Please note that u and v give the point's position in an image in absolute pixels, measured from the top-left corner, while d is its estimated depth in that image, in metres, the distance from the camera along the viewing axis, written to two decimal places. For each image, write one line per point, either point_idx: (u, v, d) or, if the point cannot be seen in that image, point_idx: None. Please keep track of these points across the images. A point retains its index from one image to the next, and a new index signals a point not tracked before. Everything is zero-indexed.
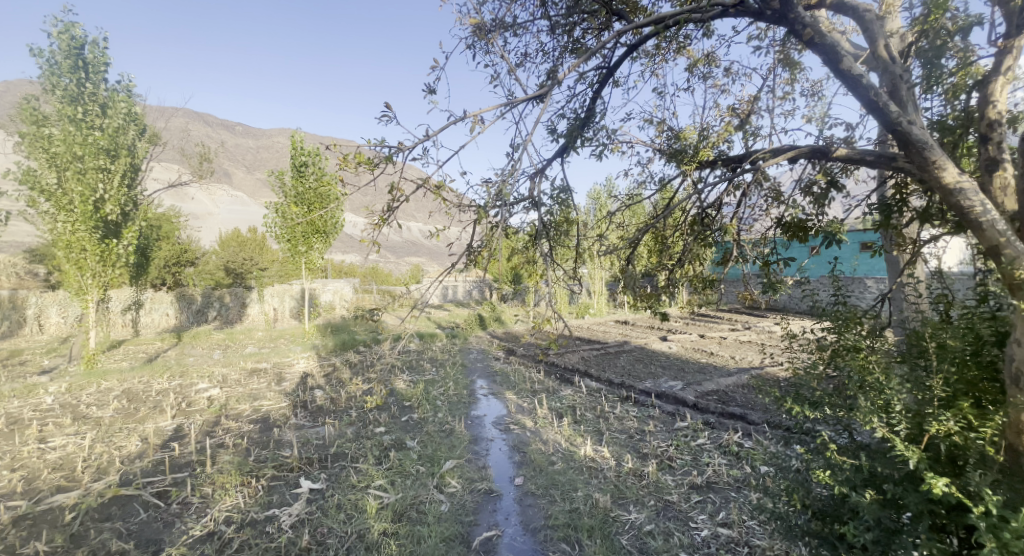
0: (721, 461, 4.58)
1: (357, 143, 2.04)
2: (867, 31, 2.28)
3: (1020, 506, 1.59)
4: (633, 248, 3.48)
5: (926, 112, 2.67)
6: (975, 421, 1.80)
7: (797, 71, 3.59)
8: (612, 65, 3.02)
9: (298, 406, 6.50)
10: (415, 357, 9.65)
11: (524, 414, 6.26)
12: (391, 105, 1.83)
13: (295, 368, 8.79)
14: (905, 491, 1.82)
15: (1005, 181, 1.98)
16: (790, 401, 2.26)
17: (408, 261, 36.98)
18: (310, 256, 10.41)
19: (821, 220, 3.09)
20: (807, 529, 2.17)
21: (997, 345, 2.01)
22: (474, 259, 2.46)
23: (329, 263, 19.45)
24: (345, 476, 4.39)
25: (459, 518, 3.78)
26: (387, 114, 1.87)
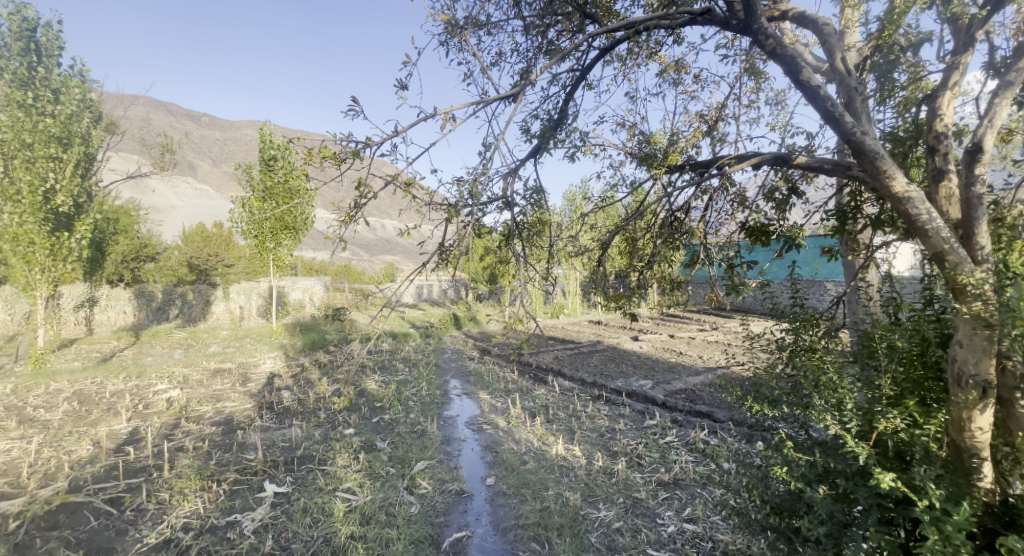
0: (688, 458, 4.68)
1: (323, 136, 1.99)
2: (826, 44, 2.36)
3: (961, 499, 1.68)
4: (604, 249, 3.53)
5: (880, 124, 2.79)
6: (919, 418, 1.91)
7: (762, 80, 3.70)
8: (585, 68, 3.04)
9: (264, 408, 6.33)
10: (387, 356, 9.52)
11: (497, 413, 6.26)
12: (359, 100, 1.77)
13: (261, 368, 8.55)
14: (856, 486, 1.90)
15: (950, 191, 2.08)
16: (750, 399, 2.33)
17: (381, 259, 36.44)
18: (278, 253, 10.12)
19: (782, 225, 3.20)
20: (766, 524, 2.25)
21: (941, 346, 2.13)
22: (446, 258, 2.42)
23: (299, 260, 19.00)
24: (312, 479, 4.30)
25: (429, 520, 3.76)
26: (353, 109, 1.82)
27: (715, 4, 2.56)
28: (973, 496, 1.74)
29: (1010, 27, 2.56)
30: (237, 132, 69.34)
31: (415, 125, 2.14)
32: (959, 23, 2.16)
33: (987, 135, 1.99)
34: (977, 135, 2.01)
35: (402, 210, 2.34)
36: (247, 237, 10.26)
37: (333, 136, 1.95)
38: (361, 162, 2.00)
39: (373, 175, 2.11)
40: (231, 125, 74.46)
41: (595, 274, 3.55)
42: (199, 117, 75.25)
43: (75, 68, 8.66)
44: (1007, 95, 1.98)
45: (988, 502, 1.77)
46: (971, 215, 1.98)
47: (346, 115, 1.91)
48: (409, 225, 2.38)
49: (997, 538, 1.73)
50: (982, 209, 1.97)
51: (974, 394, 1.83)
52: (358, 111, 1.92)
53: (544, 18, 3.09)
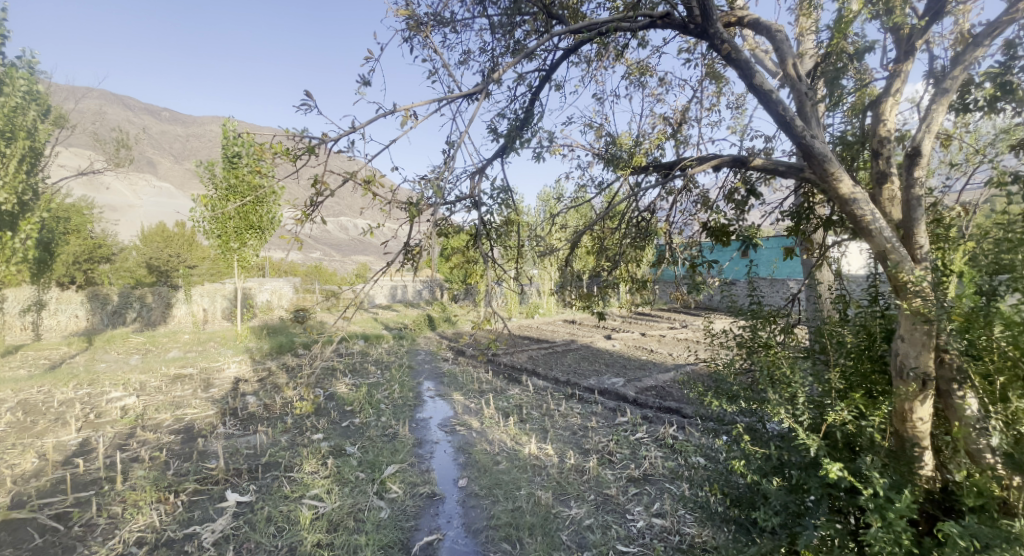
0: (657, 453, 4.77)
1: (275, 130, 1.92)
2: (778, 51, 2.45)
3: (904, 487, 1.76)
4: (573, 249, 3.56)
5: (831, 128, 2.90)
6: (865, 409, 1.98)
7: (722, 84, 3.80)
8: (550, 68, 3.04)
9: (227, 414, 6.11)
10: (358, 359, 9.35)
11: (470, 414, 6.23)
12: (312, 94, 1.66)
13: (225, 373, 8.26)
14: (808, 477, 1.97)
15: (893, 194, 2.18)
16: (710, 395, 2.39)
17: (352, 259, 35.79)
18: (243, 253, 9.78)
19: (741, 225, 3.30)
20: (726, 516, 2.31)
21: (886, 340, 2.23)
22: (411, 257, 2.36)
23: (266, 261, 18.48)
24: (277, 487, 4.18)
25: (399, 524, 3.71)
26: (305, 103, 1.73)
27: (674, 9, 2.62)
28: (914, 484, 1.83)
29: (948, 38, 2.70)
30: (200, 128, 66.76)
31: (374, 120, 2.05)
32: (900, 32, 2.27)
33: (925, 140, 2.09)
34: (917, 139, 2.11)
35: (364, 209, 2.29)
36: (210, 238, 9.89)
37: (287, 130, 1.88)
38: (316, 158, 1.93)
39: (331, 172, 2.05)
40: (193, 121, 71.71)
41: (564, 274, 3.58)
42: (158, 112, 72.20)
43: (21, 59, 8.20)
44: (942, 102, 2.09)
45: (929, 489, 1.87)
46: (910, 216, 2.08)
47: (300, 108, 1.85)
48: (371, 224, 2.32)
49: (938, 523, 1.83)
50: (921, 210, 2.07)
51: (915, 386, 1.91)
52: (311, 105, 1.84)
53: (509, 18, 3.08)
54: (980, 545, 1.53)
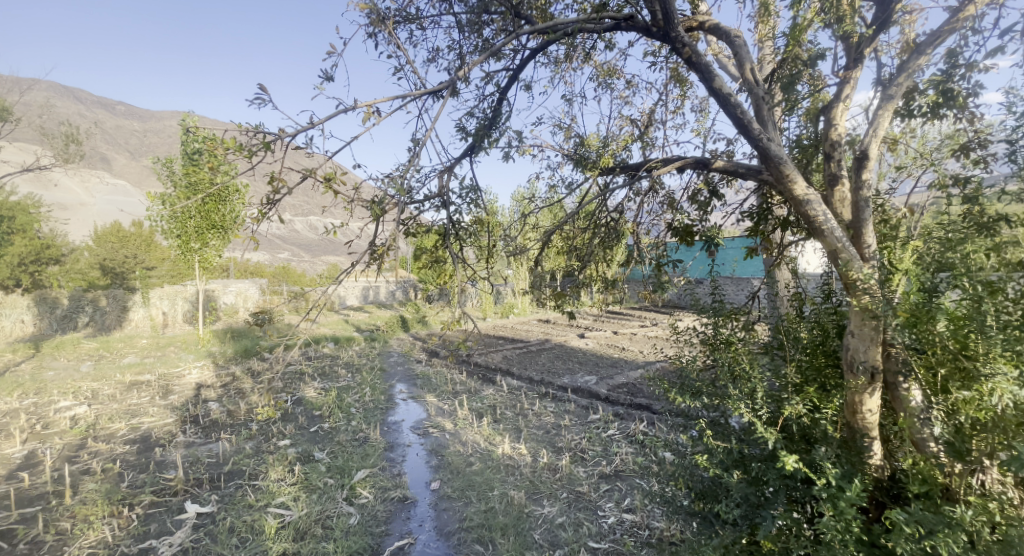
0: (628, 450, 4.84)
1: (225, 126, 1.84)
2: (737, 55, 2.52)
3: (855, 476, 1.84)
4: (543, 249, 3.57)
5: (787, 132, 2.99)
6: (819, 403, 2.06)
7: (687, 87, 3.88)
8: (518, 67, 3.03)
9: (188, 422, 5.88)
10: (328, 362, 9.14)
11: (443, 416, 6.18)
12: (265, 87, 1.57)
13: (186, 378, 7.94)
14: (767, 469, 2.03)
15: (843, 196, 2.27)
16: (675, 392, 2.43)
17: (322, 260, 34.99)
18: (205, 254, 9.37)
19: (704, 225, 3.38)
20: (690, 510, 2.35)
21: (837, 336, 2.34)
22: (377, 257, 2.29)
23: (231, 262, 17.86)
24: (241, 496, 4.04)
25: (369, 530, 3.64)
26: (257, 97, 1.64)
27: (637, 12, 2.67)
28: (863, 473, 1.92)
29: (895, 47, 2.83)
30: (159, 124, 64.04)
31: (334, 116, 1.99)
32: (850, 40, 2.37)
33: (872, 143, 2.18)
34: (865, 143, 2.21)
35: (327, 208, 2.22)
36: (168, 238, 9.44)
37: (240, 125, 1.81)
38: (270, 154, 1.85)
39: (288, 170, 1.98)
40: (150, 115, 68.65)
41: (533, 274, 3.58)
42: (112, 105, 68.81)
43: None
44: (888, 108, 2.19)
45: (878, 478, 1.96)
46: (859, 217, 2.18)
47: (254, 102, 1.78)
48: (335, 223, 2.26)
49: (885, 509, 1.92)
50: (868, 211, 2.17)
51: (864, 379, 1.99)
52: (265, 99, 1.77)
53: (475, 16, 3.05)
54: (925, 530, 1.62)
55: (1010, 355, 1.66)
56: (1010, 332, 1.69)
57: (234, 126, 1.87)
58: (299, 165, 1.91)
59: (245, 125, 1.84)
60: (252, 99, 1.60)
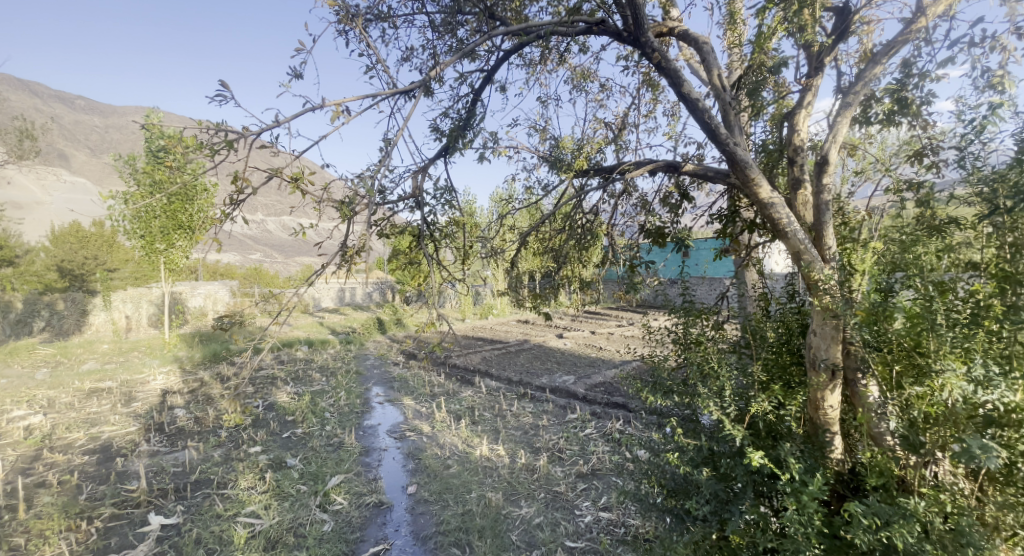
0: (605, 448, 4.89)
1: (186, 124, 1.79)
2: (706, 61, 2.57)
3: (817, 471, 1.90)
4: (519, 250, 3.58)
5: (754, 136, 3.08)
6: (784, 399, 2.13)
7: (659, 91, 3.94)
8: (492, 68, 3.03)
9: (152, 430, 5.67)
10: (302, 366, 8.94)
11: (420, 419, 6.12)
12: (228, 85, 1.54)
13: (150, 385, 7.65)
14: (734, 466, 2.09)
15: (806, 199, 2.35)
16: (647, 391, 2.46)
17: (297, 261, 34.27)
18: (170, 255, 9.03)
19: (675, 226, 3.45)
20: (662, 507, 2.40)
21: (801, 334, 2.41)
22: (348, 259, 2.25)
23: (200, 263, 17.33)
24: (208, 506, 3.92)
25: (343, 537, 3.58)
26: (219, 94, 1.60)
27: (608, 17, 2.71)
28: (825, 467, 1.98)
29: (853, 56, 2.93)
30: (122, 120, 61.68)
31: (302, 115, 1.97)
32: (812, 49, 2.45)
33: (832, 149, 2.26)
34: (825, 148, 2.29)
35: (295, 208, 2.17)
36: (132, 239, 9.06)
37: (199, 122, 1.75)
38: (233, 153, 1.80)
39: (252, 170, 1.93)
40: (113, 111, 65.96)
41: (510, 275, 3.58)
42: (72, 100, 65.88)
43: None
44: (846, 115, 2.27)
45: (838, 472, 2.03)
46: (820, 219, 2.25)
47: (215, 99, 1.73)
48: (303, 224, 2.21)
49: (845, 501, 1.99)
50: (828, 213, 2.25)
51: (825, 376, 2.06)
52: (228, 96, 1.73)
53: (449, 16, 3.04)
54: (881, 522, 1.68)
55: (959, 351, 1.74)
56: (959, 330, 1.77)
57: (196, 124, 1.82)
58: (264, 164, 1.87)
59: (206, 122, 1.79)
60: (214, 96, 1.56)
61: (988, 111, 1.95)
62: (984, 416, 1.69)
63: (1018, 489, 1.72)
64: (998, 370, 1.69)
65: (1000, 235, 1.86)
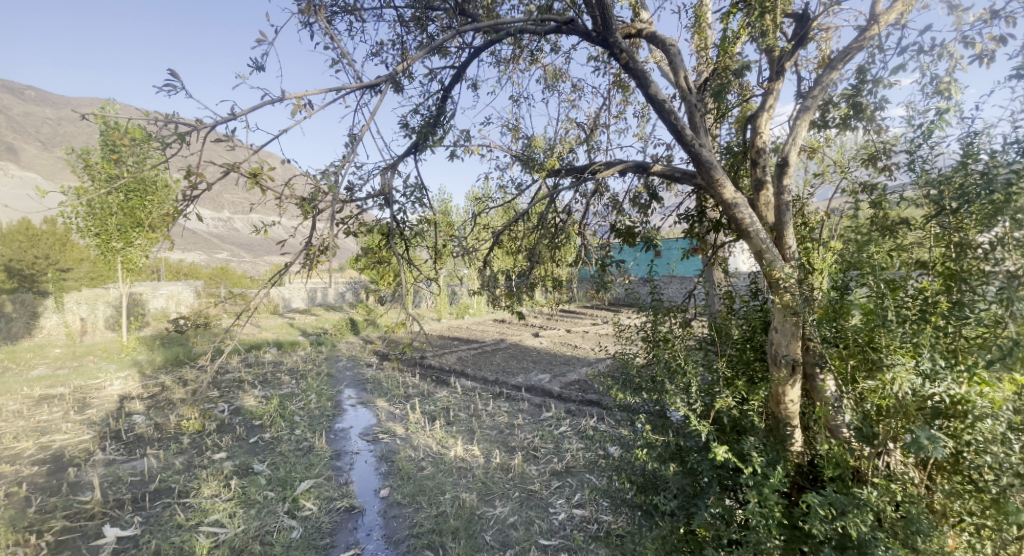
0: (579, 446, 4.93)
1: (136, 116, 1.71)
2: (672, 63, 2.62)
3: (778, 464, 1.96)
4: (492, 250, 3.57)
5: (720, 138, 3.15)
6: (747, 395, 2.19)
7: (629, 92, 3.99)
8: (462, 65, 3.00)
9: (108, 438, 5.43)
10: (271, 368, 8.71)
11: (394, 420, 6.05)
12: (176, 74, 1.48)
13: (107, 390, 7.32)
14: (700, 460, 2.13)
15: (768, 199, 2.42)
16: (616, 388, 2.49)
17: (266, 261, 33.33)
18: (128, 254, 8.64)
19: (645, 226, 3.50)
20: (631, 502, 2.43)
21: (763, 331, 2.49)
22: (312, 258, 2.20)
23: (162, 263, 16.68)
24: (168, 516, 3.78)
25: (312, 543, 3.50)
26: (168, 82, 1.52)
27: (578, 16, 2.71)
28: (785, 459, 2.05)
29: (813, 61, 3.03)
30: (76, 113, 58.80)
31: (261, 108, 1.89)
32: (773, 53, 2.51)
33: (791, 151, 2.34)
34: (785, 151, 2.36)
35: (254, 206, 2.10)
36: (86, 237, 8.64)
37: (148, 113, 1.67)
38: (186, 147, 1.73)
39: (207, 165, 1.86)
40: (65, 104, 62.71)
41: (483, 275, 3.57)
42: (21, 91, 62.26)
43: None
44: (805, 118, 2.35)
45: (798, 464, 2.10)
46: (781, 220, 2.33)
47: (165, 88, 1.65)
48: (264, 222, 2.14)
49: (804, 492, 2.06)
50: (789, 213, 2.32)
51: (785, 371, 2.13)
52: (179, 86, 1.66)
53: (418, 11, 3.00)
54: (836, 512, 1.75)
55: (909, 346, 1.81)
56: (909, 326, 1.85)
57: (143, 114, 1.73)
58: (220, 159, 1.80)
59: (155, 113, 1.70)
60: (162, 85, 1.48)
61: (936, 115, 2.04)
62: (932, 407, 1.77)
63: (963, 476, 1.82)
64: (944, 364, 1.77)
65: (947, 235, 1.95)
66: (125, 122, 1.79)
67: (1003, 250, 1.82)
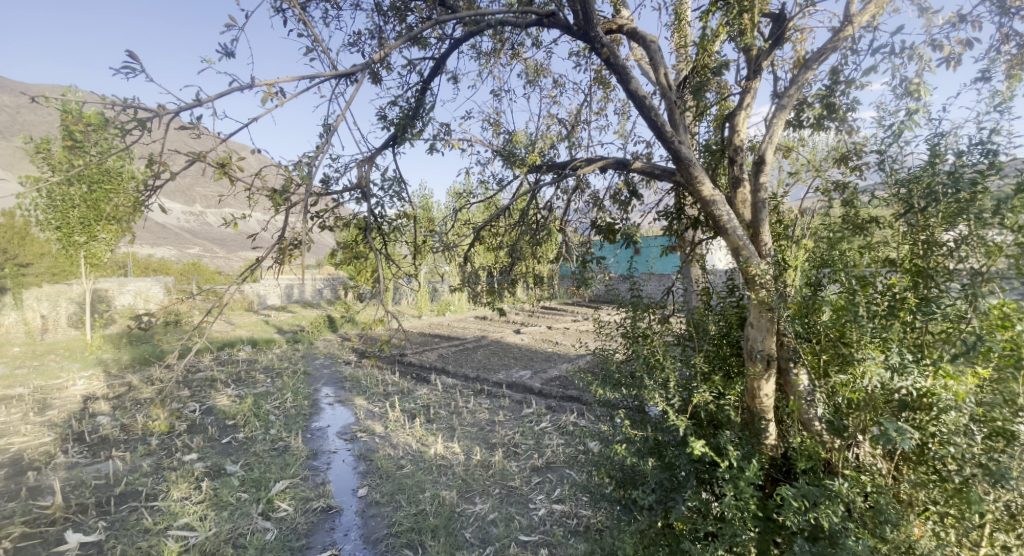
0: (559, 441, 4.94)
1: (92, 101, 1.62)
2: (652, 60, 2.62)
3: (753, 457, 1.99)
4: (473, 245, 3.54)
5: (698, 136, 3.17)
6: (723, 389, 2.22)
7: (610, 89, 3.99)
8: (442, 57, 2.95)
9: (70, 440, 5.21)
10: (245, 367, 8.50)
11: (372, 419, 5.97)
12: (135, 57, 1.40)
13: (70, 391, 7.04)
14: (678, 455, 2.15)
15: (745, 197, 2.45)
16: (596, 384, 2.49)
17: (241, 257, 32.52)
18: (91, 248, 8.30)
19: (625, 222, 3.51)
20: (610, 498, 2.43)
21: (739, 327, 2.52)
22: (285, 252, 2.13)
23: (129, 258, 16.10)
24: (135, 520, 3.65)
25: (287, 544, 3.43)
26: (126, 65, 1.44)
27: (559, 10, 2.68)
28: (760, 453, 2.08)
29: (788, 62, 3.08)
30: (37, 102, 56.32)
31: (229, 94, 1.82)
32: (750, 52, 2.54)
33: (767, 150, 2.37)
34: (762, 149, 2.39)
35: (223, 197, 2.02)
36: (46, 230, 8.27)
37: (105, 98, 1.58)
38: (148, 134, 1.64)
39: (170, 154, 1.78)
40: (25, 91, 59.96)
41: (464, 271, 3.54)
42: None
43: None
44: (781, 117, 2.38)
45: (773, 457, 2.14)
46: (757, 217, 2.36)
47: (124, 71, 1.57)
48: (234, 214, 2.07)
49: (779, 485, 2.10)
50: (765, 211, 2.36)
51: (760, 366, 2.16)
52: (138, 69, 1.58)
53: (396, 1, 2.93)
54: (810, 504, 1.78)
55: (879, 341, 1.85)
56: (878, 321, 1.90)
57: (98, 98, 1.64)
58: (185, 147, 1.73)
59: (115, 98, 1.61)
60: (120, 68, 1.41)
61: (906, 116, 2.08)
62: (898, 400, 1.82)
63: (928, 467, 1.87)
64: (912, 358, 1.81)
65: (914, 233, 2.01)
66: (83, 107, 1.70)
67: (967, 249, 1.88)
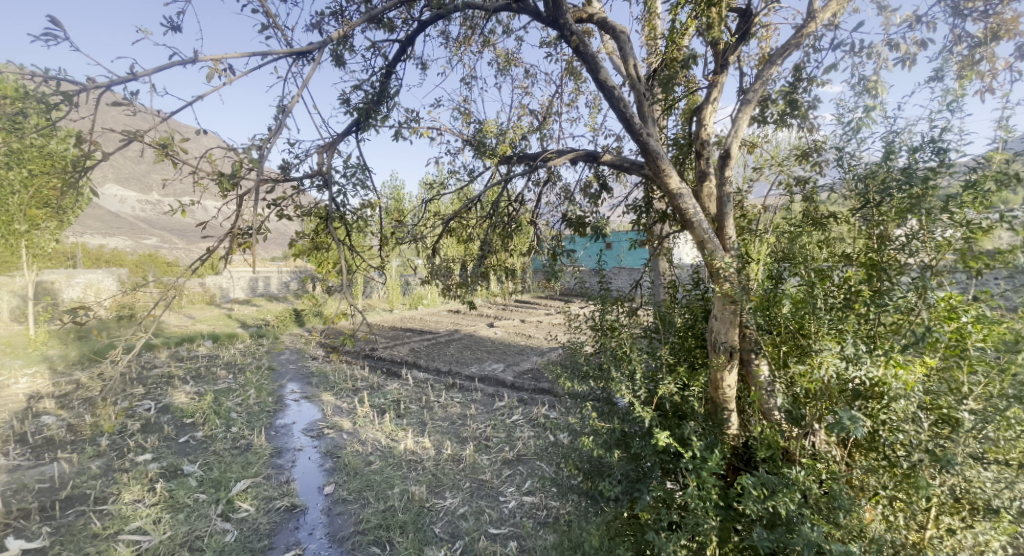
0: (530, 434, 4.95)
1: (16, 71, 1.49)
2: (622, 50, 2.61)
3: (715, 446, 2.02)
4: (441, 237, 3.47)
5: (666, 130, 3.19)
6: (688, 380, 2.24)
7: (581, 81, 3.97)
8: (408, 41, 2.86)
9: (10, 442, 4.89)
10: (205, 363, 8.16)
11: (340, 415, 5.83)
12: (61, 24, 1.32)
13: (11, 390, 6.61)
14: (643, 445, 2.17)
15: (711, 191, 2.47)
16: (564, 377, 2.48)
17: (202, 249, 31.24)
18: (32, 237, 7.83)
19: (594, 215, 3.51)
20: (578, 490, 2.44)
21: (704, 319, 2.55)
22: (239, 242, 2.03)
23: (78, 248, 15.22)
24: (82, 525, 3.46)
25: (248, 546, 3.32)
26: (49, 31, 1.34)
27: None
28: (722, 442, 2.12)
29: (753, 58, 3.13)
30: None
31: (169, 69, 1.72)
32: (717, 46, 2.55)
33: (733, 144, 2.39)
34: (727, 143, 2.41)
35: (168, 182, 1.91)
36: None
37: (28, 70, 1.46)
38: (78, 110, 1.53)
39: (105, 134, 1.67)
40: None
41: (433, 263, 3.47)
42: None
43: None
44: (747, 112, 2.40)
45: (734, 446, 2.18)
46: (722, 210, 2.39)
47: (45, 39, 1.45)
48: (182, 201, 1.95)
49: (740, 473, 2.14)
50: (730, 205, 2.38)
51: (724, 357, 2.19)
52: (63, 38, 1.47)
53: None
54: (768, 492, 1.82)
55: (835, 332, 1.90)
56: (834, 313, 1.94)
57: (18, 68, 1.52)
58: (121, 127, 1.61)
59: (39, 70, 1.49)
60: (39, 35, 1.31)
61: (864, 112, 2.13)
62: (852, 390, 1.88)
63: (878, 453, 1.95)
64: (866, 348, 1.86)
65: (869, 228, 2.09)
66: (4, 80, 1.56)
67: (918, 243, 1.94)
